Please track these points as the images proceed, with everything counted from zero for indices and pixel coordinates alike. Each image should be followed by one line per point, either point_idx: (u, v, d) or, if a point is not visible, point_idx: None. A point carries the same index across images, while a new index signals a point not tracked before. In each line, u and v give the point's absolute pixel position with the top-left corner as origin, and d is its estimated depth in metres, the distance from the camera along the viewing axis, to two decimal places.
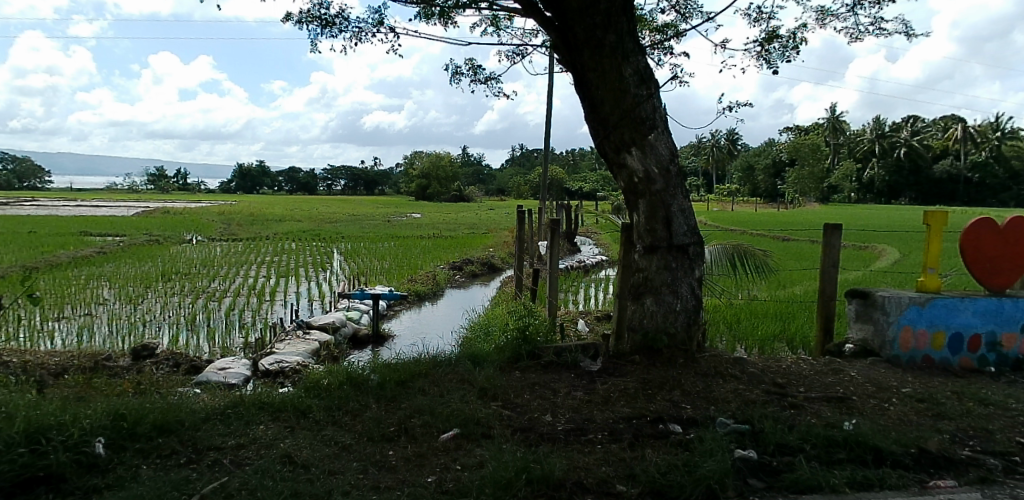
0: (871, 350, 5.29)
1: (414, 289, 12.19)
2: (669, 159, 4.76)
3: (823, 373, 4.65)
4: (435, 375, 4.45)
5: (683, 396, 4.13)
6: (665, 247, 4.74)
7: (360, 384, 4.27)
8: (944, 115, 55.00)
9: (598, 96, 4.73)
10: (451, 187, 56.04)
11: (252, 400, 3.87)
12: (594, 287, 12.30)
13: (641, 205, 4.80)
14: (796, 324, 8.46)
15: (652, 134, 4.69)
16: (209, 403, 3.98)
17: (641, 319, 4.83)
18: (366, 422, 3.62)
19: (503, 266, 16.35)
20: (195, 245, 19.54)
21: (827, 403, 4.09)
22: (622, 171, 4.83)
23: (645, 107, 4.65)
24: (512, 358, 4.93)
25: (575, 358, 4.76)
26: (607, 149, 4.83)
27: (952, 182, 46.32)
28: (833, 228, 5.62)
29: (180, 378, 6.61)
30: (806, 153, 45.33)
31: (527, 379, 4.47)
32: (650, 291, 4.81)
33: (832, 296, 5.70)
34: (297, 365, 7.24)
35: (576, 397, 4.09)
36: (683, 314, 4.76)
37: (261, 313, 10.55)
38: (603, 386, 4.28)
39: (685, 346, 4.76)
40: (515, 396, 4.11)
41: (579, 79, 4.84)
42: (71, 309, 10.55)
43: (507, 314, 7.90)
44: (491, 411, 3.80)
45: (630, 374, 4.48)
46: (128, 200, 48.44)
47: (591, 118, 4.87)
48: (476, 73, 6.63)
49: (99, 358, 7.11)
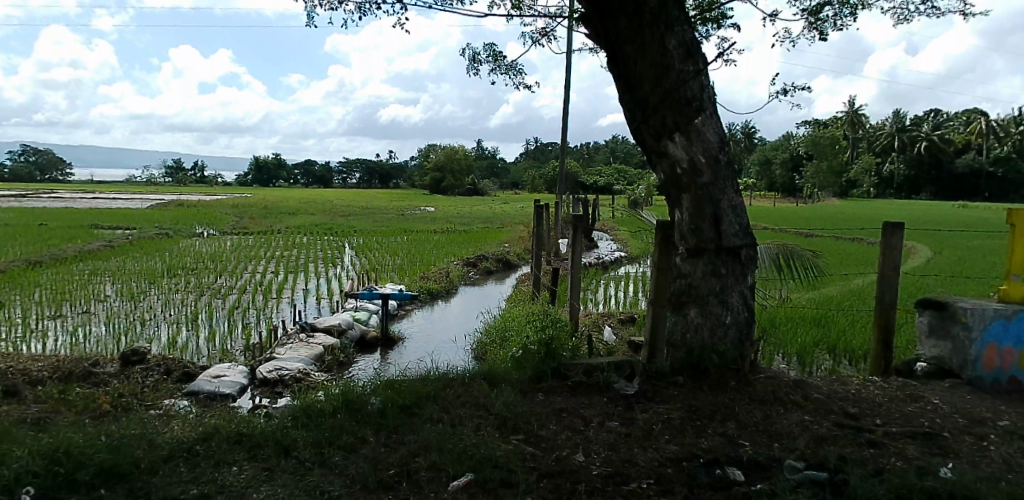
0: (948, 370, 4.59)
1: (426, 287, 11.55)
2: (719, 147, 4.07)
3: (900, 399, 3.97)
4: (446, 397, 3.85)
5: (739, 429, 3.48)
6: (713, 250, 4.06)
7: (359, 410, 3.64)
8: (967, 110, 53.49)
9: (636, 72, 4.09)
10: (466, 181, 55.30)
11: (228, 432, 3.26)
12: (614, 286, 11.61)
13: (684, 200, 4.12)
14: (838, 331, 7.74)
15: (698, 118, 4.01)
16: (180, 432, 3.36)
17: (683, 334, 4.17)
18: (360, 463, 3.02)
19: (518, 263, 15.71)
20: (204, 239, 19.05)
21: (913, 441, 3.43)
22: (663, 160, 4.16)
23: (692, 85, 3.98)
24: (534, 377, 4.28)
25: (607, 379, 4.09)
26: (646, 135, 4.18)
27: (974, 177, 44.59)
28: (895, 226, 4.91)
29: (170, 389, 6.04)
30: (824, 148, 45.19)
31: (551, 404, 3.84)
32: (694, 300, 4.14)
33: (893, 304, 5.01)
34: (298, 374, 6.65)
35: (612, 430, 3.46)
36: (733, 328, 4.10)
37: (267, 312, 9.99)
38: (643, 415, 3.63)
39: (736, 366, 4.10)
40: (539, 428, 3.48)
41: (613, 53, 4.19)
42: (68, 306, 10.03)
43: (526, 318, 7.27)
44: (511, 449, 3.18)
45: (673, 400, 3.83)
46: (143, 192, 48.33)
47: (627, 99, 4.22)
48: (498, 61, 5.96)
49: (86, 364, 6.51)
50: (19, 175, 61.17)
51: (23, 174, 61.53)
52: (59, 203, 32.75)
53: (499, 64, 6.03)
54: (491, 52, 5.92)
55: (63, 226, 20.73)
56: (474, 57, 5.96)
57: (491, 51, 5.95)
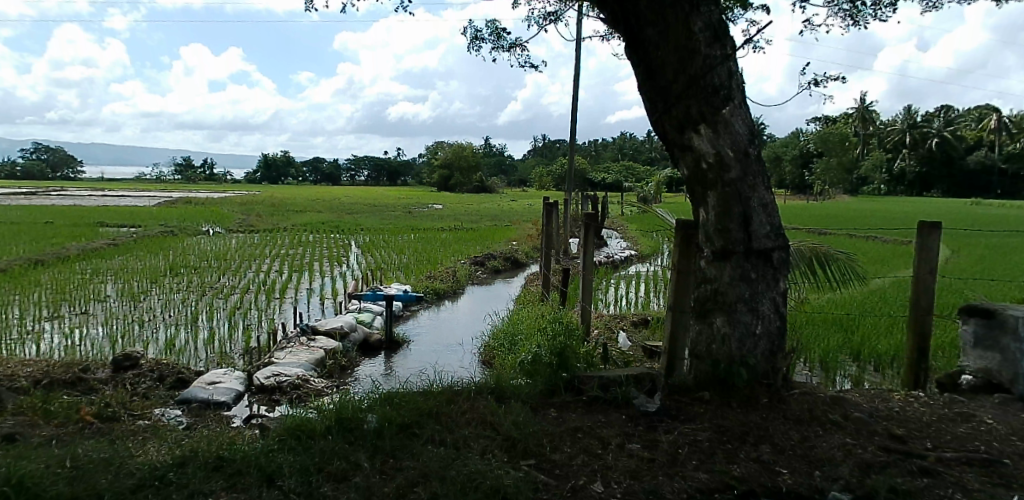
0: (997, 384, 4.20)
1: (432, 287, 11.22)
2: (748, 140, 3.71)
3: (951, 420, 3.61)
4: (450, 413, 3.52)
5: (775, 454, 3.15)
6: (742, 253, 3.70)
7: (354, 429, 3.31)
8: (979, 106, 52.62)
9: (659, 59, 3.75)
10: (473, 178, 54.91)
11: (208, 457, 2.96)
12: (625, 286, 11.24)
13: (710, 198, 3.76)
14: (862, 334, 7.35)
15: (726, 108, 3.66)
16: (155, 456, 3.06)
17: (708, 344, 3.81)
18: (352, 495, 2.71)
19: (527, 262, 15.36)
20: (210, 237, 18.85)
21: (970, 468, 3.08)
22: (686, 154, 3.81)
23: (720, 72, 3.62)
24: (547, 391, 3.95)
25: (626, 393, 3.73)
26: (668, 127, 3.82)
27: (986, 175, 43.82)
28: (932, 225, 4.53)
29: (162, 397, 5.73)
30: (833, 145, 44.55)
31: (566, 422, 3.50)
32: (720, 308, 3.78)
33: (931, 310, 4.63)
34: (297, 380, 6.32)
35: (634, 453, 3.13)
36: (764, 339, 3.75)
37: (269, 313, 9.69)
38: (668, 437, 3.29)
39: (768, 380, 3.75)
40: (552, 451, 3.15)
41: (632, 38, 3.85)
42: (66, 307, 9.77)
43: (536, 321, 6.92)
44: (522, 478, 2.86)
45: (700, 419, 3.48)
46: (151, 189, 48.33)
47: (647, 87, 3.88)
48: (501, 39, 5.62)
49: (76, 369, 6.18)
50: (31, 173, 61.56)
51: (35, 171, 61.95)
52: (68, 201, 32.75)
53: (503, 43, 5.69)
54: (493, 29, 5.57)
55: (69, 223, 20.54)
56: (475, 35, 5.62)
57: (493, 29, 5.61)
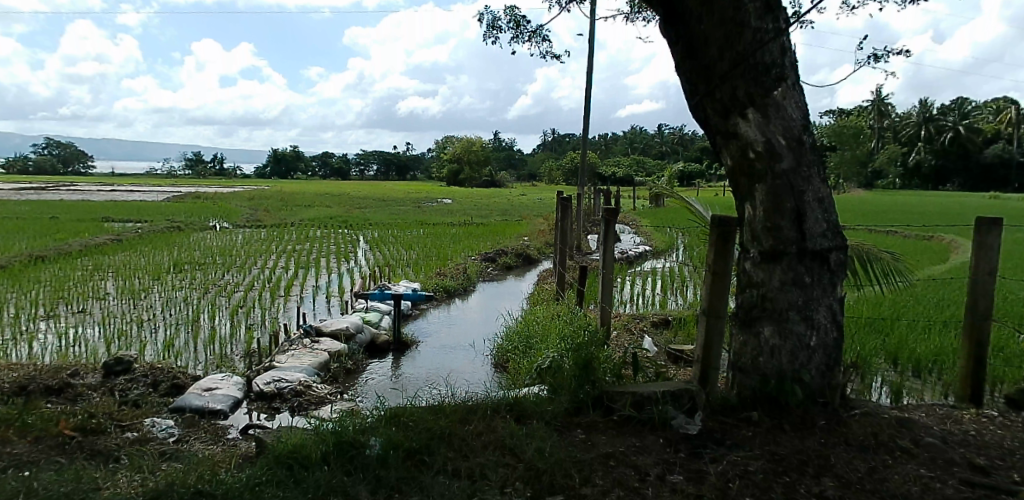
0: None
1: (442, 284, 10.80)
2: (802, 126, 3.26)
3: None
4: (465, 434, 3.10)
5: (841, 488, 2.72)
6: (795, 254, 3.25)
7: (353, 454, 2.90)
8: (998, 99, 51.45)
9: (701, 34, 3.29)
10: (483, 172, 54.50)
11: (183, 493, 2.57)
12: (643, 284, 10.78)
13: (757, 192, 3.31)
14: (898, 336, 6.84)
15: (778, 89, 3.21)
16: (125, 490, 2.67)
17: (755, 356, 3.38)
18: None
19: (539, 258, 14.93)
20: (217, 232, 18.53)
21: None
22: (731, 142, 3.35)
23: (772, 49, 3.18)
24: (572, 408, 3.52)
25: (663, 414, 3.28)
26: (710, 112, 3.38)
27: (1005, 167, 42.70)
28: (993, 221, 4.05)
29: (154, 405, 5.35)
30: (847, 138, 43.73)
31: (596, 447, 3.07)
32: (769, 316, 3.33)
33: (989, 315, 4.15)
34: (298, 386, 5.90)
35: (677, 488, 2.71)
36: (818, 352, 3.32)
37: (273, 312, 9.31)
38: (716, 467, 2.86)
39: (823, 399, 3.33)
40: (582, 484, 2.74)
41: (671, 13, 3.39)
42: (64, 305, 9.44)
43: (553, 322, 6.50)
44: None
45: (751, 445, 3.04)
46: (159, 185, 48.03)
47: (687, 67, 3.42)
48: (521, 26, 5.20)
49: (65, 373, 5.81)
50: (43, 168, 61.76)
51: (46, 167, 62.08)
52: (77, 196, 32.47)
53: (522, 31, 5.26)
54: (512, 17, 5.14)
55: (75, 218, 20.26)
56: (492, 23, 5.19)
57: (513, 16, 5.17)
